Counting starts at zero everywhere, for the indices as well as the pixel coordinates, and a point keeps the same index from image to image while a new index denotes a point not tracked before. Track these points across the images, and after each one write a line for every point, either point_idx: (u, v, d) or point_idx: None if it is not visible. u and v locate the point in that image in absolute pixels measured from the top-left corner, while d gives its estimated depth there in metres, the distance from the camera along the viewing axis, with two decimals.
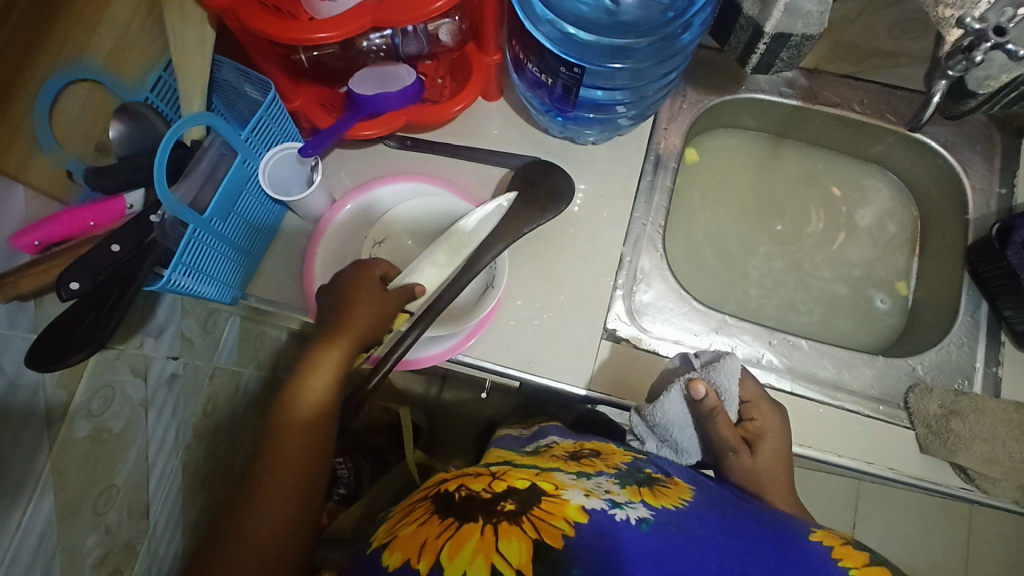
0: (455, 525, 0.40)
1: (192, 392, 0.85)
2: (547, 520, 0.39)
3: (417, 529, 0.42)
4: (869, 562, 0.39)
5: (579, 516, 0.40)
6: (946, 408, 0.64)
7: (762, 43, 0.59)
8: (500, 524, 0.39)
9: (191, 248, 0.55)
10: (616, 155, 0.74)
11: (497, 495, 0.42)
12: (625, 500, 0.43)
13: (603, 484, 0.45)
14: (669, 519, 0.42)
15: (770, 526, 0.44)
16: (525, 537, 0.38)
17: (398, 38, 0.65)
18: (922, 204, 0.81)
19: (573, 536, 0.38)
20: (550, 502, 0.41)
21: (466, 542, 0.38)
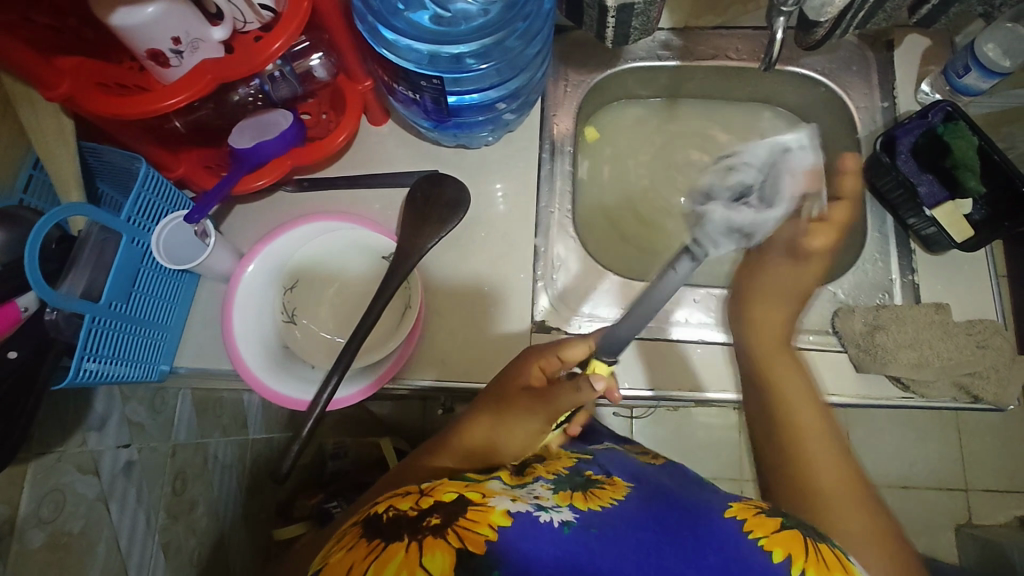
0: (381, 546, 0.37)
1: (156, 474, 0.84)
2: (472, 528, 0.37)
3: (345, 554, 0.38)
4: (781, 528, 0.40)
5: (503, 520, 0.38)
6: (870, 324, 0.66)
7: (610, 16, 0.61)
8: (425, 540, 0.36)
9: (93, 337, 0.55)
10: (511, 152, 0.74)
11: (424, 510, 0.39)
12: (552, 504, 0.42)
13: (535, 490, 0.44)
14: (591, 521, 0.40)
15: (692, 506, 0.44)
16: (448, 546, 0.36)
17: (266, 85, 0.66)
18: (819, 133, 0.83)
19: (497, 539, 0.36)
20: (476, 510, 0.39)
21: (391, 561, 0.35)
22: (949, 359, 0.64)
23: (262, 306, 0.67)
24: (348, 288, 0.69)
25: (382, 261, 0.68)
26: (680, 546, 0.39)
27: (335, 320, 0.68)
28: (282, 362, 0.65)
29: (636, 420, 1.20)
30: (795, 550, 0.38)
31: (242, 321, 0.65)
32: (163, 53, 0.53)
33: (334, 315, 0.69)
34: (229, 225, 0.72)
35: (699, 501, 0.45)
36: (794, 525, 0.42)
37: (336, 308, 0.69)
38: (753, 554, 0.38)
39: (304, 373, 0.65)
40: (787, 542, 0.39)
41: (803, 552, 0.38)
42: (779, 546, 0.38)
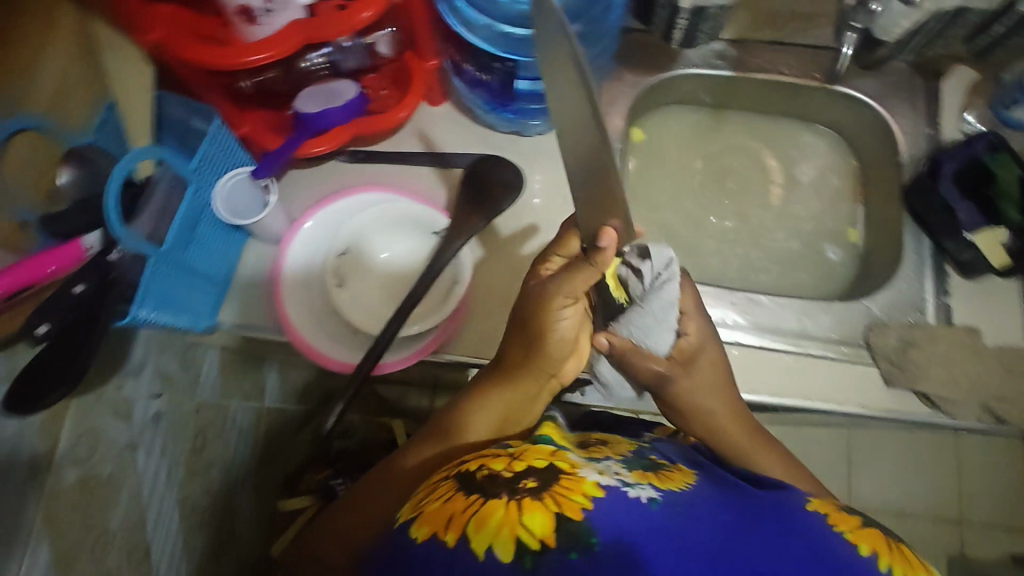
0: (478, 501, 0.40)
1: (180, 428, 0.85)
2: (568, 495, 0.39)
3: (442, 504, 0.41)
4: (862, 525, 0.42)
5: (596, 492, 0.40)
6: (903, 341, 0.67)
7: (682, 19, 0.63)
8: (523, 500, 0.39)
9: (154, 279, 0.56)
10: (564, 143, 0.76)
11: (518, 473, 0.42)
12: (636, 480, 0.44)
13: (613, 466, 0.46)
14: (676, 499, 0.42)
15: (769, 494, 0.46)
16: (547, 509, 0.38)
17: (335, 55, 0.67)
18: (860, 154, 0.85)
19: (592, 508, 0.39)
20: (567, 479, 0.41)
21: (492, 515, 0.39)
22: (976, 380, 0.66)
23: (312, 273, 0.68)
24: (394, 260, 0.70)
25: (431, 236, 0.69)
26: (766, 527, 0.41)
27: (382, 290, 0.69)
28: (330, 330, 0.66)
29: None
30: (878, 546, 0.40)
31: (292, 284, 0.67)
32: (252, 10, 0.54)
33: (381, 286, 0.69)
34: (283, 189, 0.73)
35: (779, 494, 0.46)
36: (874, 523, 0.43)
37: (383, 279, 0.69)
38: (840, 547, 0.40)
39: (350, 340, 0.66)
40: (870, 538, 0.41)
41: (888, 552, 0.40)
42: (865, 542, 0.40)
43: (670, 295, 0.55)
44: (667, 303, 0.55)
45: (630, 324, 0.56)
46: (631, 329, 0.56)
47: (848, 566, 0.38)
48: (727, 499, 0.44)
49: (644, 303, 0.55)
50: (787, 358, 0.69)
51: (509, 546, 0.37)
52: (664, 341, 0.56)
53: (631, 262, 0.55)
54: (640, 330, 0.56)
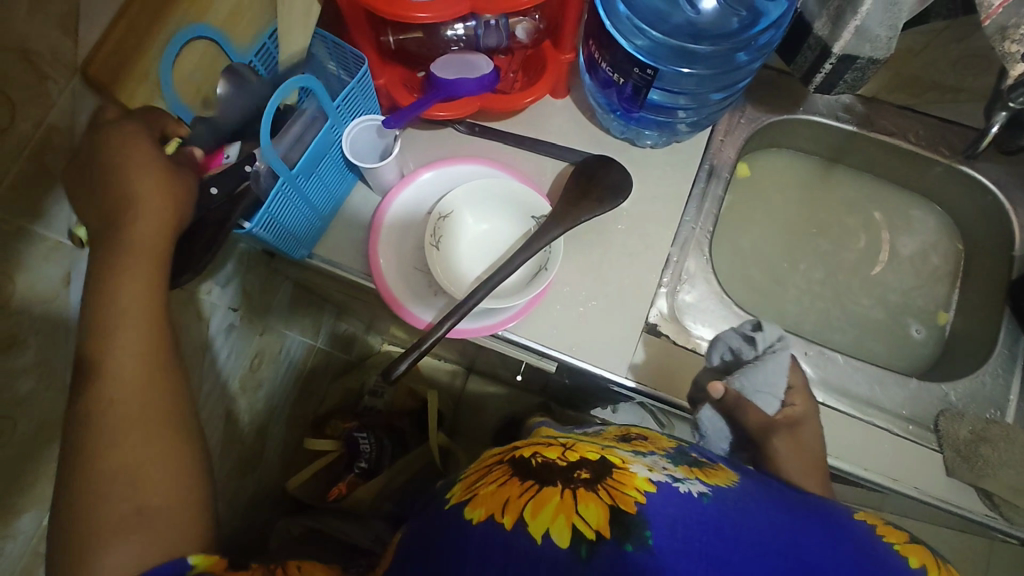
0: (535, 487, 0.42)
1: (243, 344, 0.89)
2: (620, 489, 0.41)
3: (497, 488, 0.43)
4: (911, 539, 0.41)
5: (647, 486, 0.41)
6: (977, 434, 0.65)
7: (828, 63, 0.63)
8: (578, 490, 0.41)
9: (277, 199, 0.60)
10: (672, 161, 0.77)
11: (572, 463, 0.44)
12: (683, 476, 0.44)
13: (659, 461, 0.46)
14: (725, 494, 0.42)
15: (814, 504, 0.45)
16: (601, 502, 0.40)
17: (480, 30, 0.70)
18: (968, 239, 0.82)
19: (646, 503, 0.40)
20: (620, 473, 0.43)
21: (548, 502, 0.40)
22: None
23: (408, 230, 0.72)
24: (490, 234, 0.72)
25: (530, 220, 0.70)
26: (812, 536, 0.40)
27: (470, 259, 0.72)
28: (412, 284, 0.69)
29: None
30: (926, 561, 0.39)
31: (389, 233, 0.71)
32: None
33: (472, 255, 0.72)
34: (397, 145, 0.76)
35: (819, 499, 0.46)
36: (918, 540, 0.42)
37: (474, 249, 0.72)
38: (887, 556, 0.39)
39: (427, 298, 0.69)
40: (917, 553, 0.40)
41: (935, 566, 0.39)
42: (914, 556, 0.39)
43: (783, 358, 0.58)
44: (779, 367, 0.58)
45: (747, 376, 0.58)
46: (745, 380, 0.58)
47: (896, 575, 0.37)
48: (772, 498, 0.44)
49: (761, 361, 0.59)
50: (849, 422, 0.68)
51: (564, 531, 0.39)
52: (772, 404, 0.57)
53: (742, 333, 0.62)
54: (754, 384, 0.57)
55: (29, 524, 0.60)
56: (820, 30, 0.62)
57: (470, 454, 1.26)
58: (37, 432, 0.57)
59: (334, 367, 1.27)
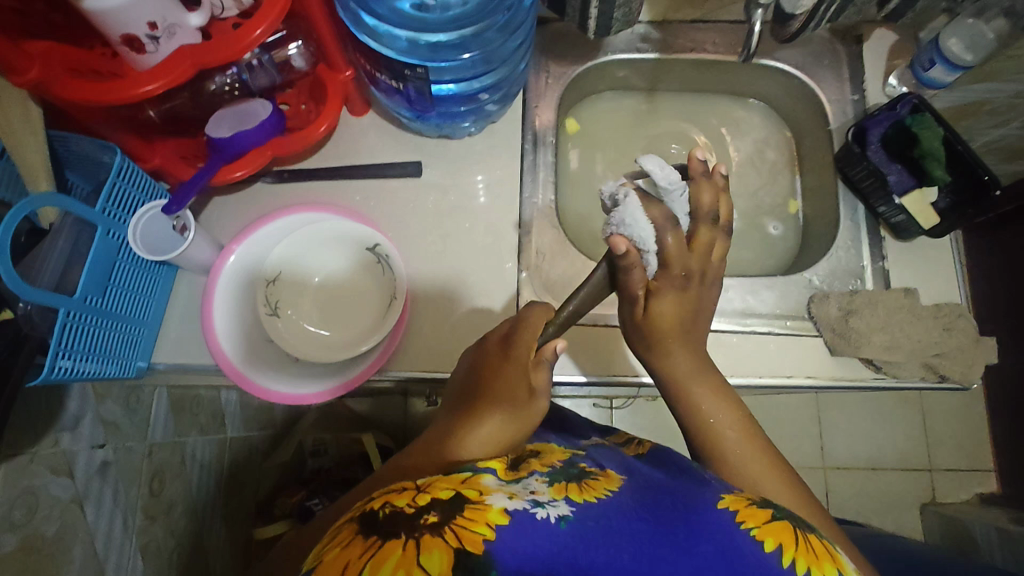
0: (377, 544, 0.36)
1: (131, 474, 0.82)
2: (469, 527, 0.36)
3: (339, 555, 0.37)
4: (770, 519, 0.41)
5: (501, 519, 0.37)
6: (845, 309, 0.68)
7: (594, 6, 0.63)
8: (423, 539, 0.35)
9: (67, 331, 0.53)
10: (494, 143, 0.75)
11: (420, 507, 0.38)
12: (548, 498, 0.41)
13: (531, 484, 0.43)
14: (587, 512, 0.40)
15: (682, 496, 0.44)
16: (445, 545, 0.35)
17: (244, 74, 0.65)
18: (793, 125, 0.85)
19: (495, 539, 0.36)
20: (472, 508, 0.38)
21: (387, 560, 0.35)
22: (918, 341, 0.67)
23: (243, 304, 0.66)
24: (332, 280, 0.68)
25: (365, 252, 0.67)
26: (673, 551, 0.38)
27: (320, 313, 0.67)
28: (264, 357, 0.65)
29: (617, 409, 1.23)
30: (786, 541, 0.39)
31: (223, 317, 0.65)
32: (137, 39, 0.51)
33: (320, 308, 0.67)
34: (206, 218, 0.70)
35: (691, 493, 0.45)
36: (783, 515, 0.42)
37: (319, 301, 0.67)
38: (746, 545, 0.38)
39: (291, 369, 0.64)
40: (777, 532, 0.39)
41: (793, 542, 0.39)
42: (770, 537, 0.39)
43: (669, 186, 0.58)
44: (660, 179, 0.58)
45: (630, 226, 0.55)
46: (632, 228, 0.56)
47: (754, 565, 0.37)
48: (642, 505, 0.42)
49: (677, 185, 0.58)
50: (733, 338, 0.69)
51: None
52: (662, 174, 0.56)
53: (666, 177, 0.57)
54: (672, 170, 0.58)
55: None
56: None
57: None
58: None
59: (260, 448, 1.20)
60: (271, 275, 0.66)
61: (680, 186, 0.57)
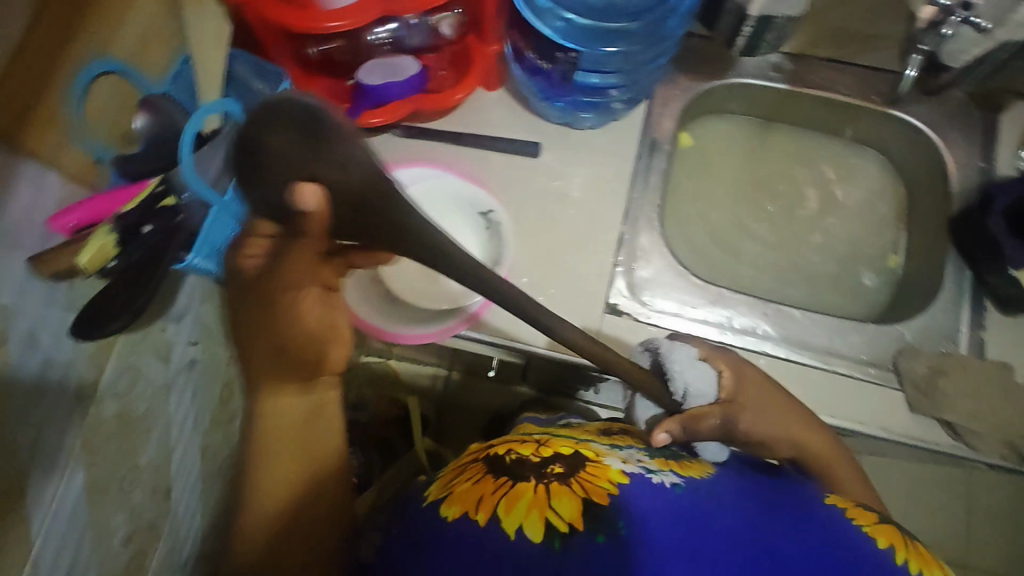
0: (509, 484, 0.49)
1: (211, 378, 0.88)
2: (593, 481, 0.48)
3: (472, 486, 0.50)
4: (877, 520, 0.48)
5: (620, 479, 0.49)
6: (934, 368, 0.68)
7: (747, 26, 0.65)
8: (551, 486, 0.48)
9: (213, 230, 0.59)
10: (613, 139, 0.77)
11: (546, 460, 0.51)
12: (657, 468, 0.52)
13: (636, 455, 0.55)
14: (697, 486, 0.51)
15: (787, 491, 0.53)
16: (574, 494, 0.47)
17: (403, 30, 0.69)
18: (907, 181, 0.85)
19: (618, 493, 0.47)
20: (594, 467, 0.51)
21: (521, 497, 0.47)
22: (1004, 417, 0.66)
23: None
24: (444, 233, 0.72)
25: (481, 215, 0.71)
26: (788, 522, 0.47)
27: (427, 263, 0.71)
28: (369, 295, 0.70)
29: None
30: (895, 541, 0.46)
31: None
32: None
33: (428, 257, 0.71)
34: None
35: (798, 489, 0.53)
36: (890, 521, 0.49)
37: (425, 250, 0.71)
38: (852, 533, 0.46)
39: (391, 308, 0.69)
40: (887, 533, 0.47)
41: (900, 540, 0.46)
42: (881, 535, 0.46)
43: (687, 365, 0.60)
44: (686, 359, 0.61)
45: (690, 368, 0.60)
46: (689, 395, 0.60)
47: (861, 550, 0.45)
48: (747, 491, 0.52)
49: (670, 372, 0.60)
50: (813, 374, 0.69)
51: (539, 524, 0.45)
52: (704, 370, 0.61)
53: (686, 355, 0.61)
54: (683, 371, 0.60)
55: None
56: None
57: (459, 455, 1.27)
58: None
59: None
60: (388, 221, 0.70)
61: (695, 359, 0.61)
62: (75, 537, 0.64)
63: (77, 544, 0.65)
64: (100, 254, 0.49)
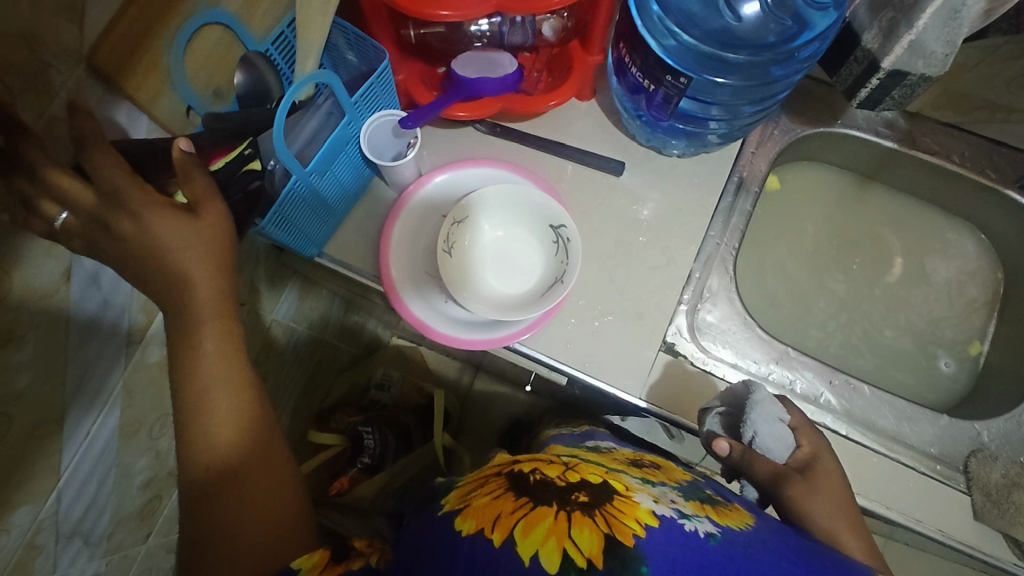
0: (529, 506, 0.46)
1: (251, 338, 0.89)
2: (620, 518, 0.44)
3: (490, 503, 0.48)
4: None
5: (649, 520, 0.45)
6: (1009, 479, 0.62)
7: (876, 77, 0.61)
8: (574, 514, 0.44)
9: (289, 199, 0.58)
10: (699, 172, 0.74)
11: (571, 486, 0.48)
12: (692, 512, 0.48)
13: (670, 495, 0.51)
14: (735, 537, 0.46)
15: (834, 563, 0.46)
16: (597, 528, 0.43)
17: (505, 27, 0.66)
18: (1009, 268, 0.78)
19: (644, 535, 0.43)
20: (622, 501, 0.47)
21: (539, 523, 0.44)
22: None
23: (422, 232, 0.70)
24: (509, 240, 0.69)
25: (549, 228, 0.67)
26: None
27: (488, 266, 0.69)
28: (422, 288, 0.68)
29: None
30: None
31: (401, 232, 0.69)
32: None
33: (489, 261, 0.69)
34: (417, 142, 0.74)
35: (844, 562, 0.47)
36: None
37: (488, 254, 0.69)
38: None
39: (443, 306, 0.67)
40: None
41: None
42: None
43: (771, 423, 0.58)
44: (771, 416, 0.58)
45: (763, 428, 0.57)
46: (757, 442, 0.57)
47: None
48: (787, 551, 0.46)
49: (747, 418, 0.57)
50: (874, 458, 0.64)
51: (554, 553, 0.41)
52: (784, 432, 0.58)
53: (773, 416, 0.58)
54: (760, 425, 0.57)
55: (24, 517, 0.57)
56: (868, 43, 0.60)
57: (472, 455, 1.25)
58: (36, 428, 0.54)
59: (341, 362, 1.26)
60: (454, 217, 0.67)
61: (777, 420, 0.58)
62: (98, 474, 0.65)
63: (99, 480, 0.66)
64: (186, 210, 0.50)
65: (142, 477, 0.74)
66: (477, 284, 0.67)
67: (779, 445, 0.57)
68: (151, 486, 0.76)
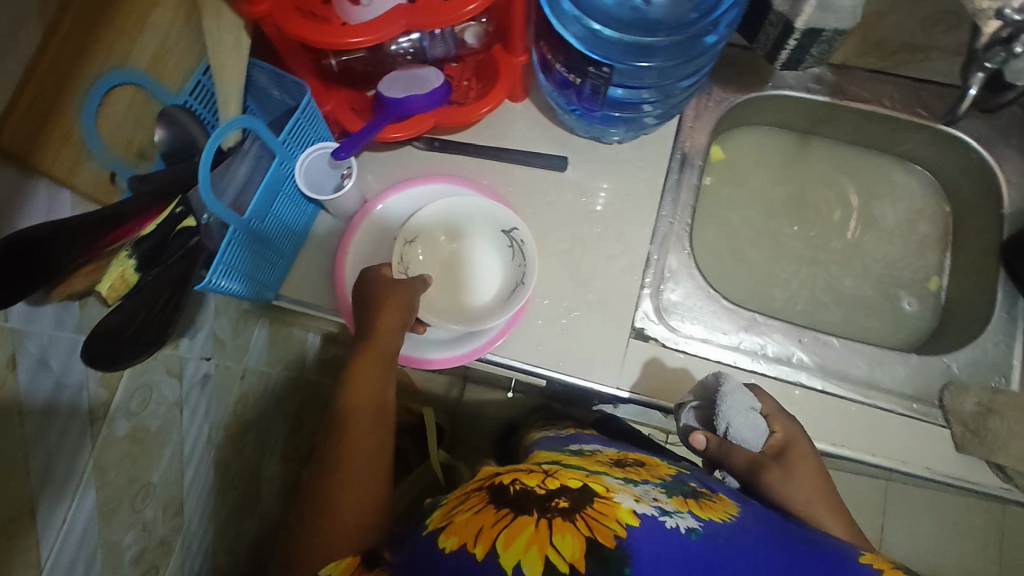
0: (511, 517, 0.45)
1: (224, 391, 0.87)
2: (600, 520, 0.44)
3: (472, 517, 0.47)
4: None
5: (631, 520, 0.44)
6: (983, 406, 0.63)
7: (793, 38, 0.62)
8: (555, 520, 0.44)
9: (231, 249, 0.57)
10: (641, 155, 0.74)
11: (551, 491, 0.47)
12: (674, 509, 0.48)
13: (652, 493, 0.51)
14: (717, 531, 0.46)
15: (818, 549, 0.47)
16: (578, 533, 0.43)
17: (425, 41, 0.66)
18: (954, 201, 0.80)
19: (625, 536, 0.43)
20: (602, 504, 0.46)
21: (520, 534, 0.43)
22: None
23: (374, 257, 0.70)
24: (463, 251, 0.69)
25: (501, 232, 0.67)
26: None
27: (446, 280, 0.68)
28: None
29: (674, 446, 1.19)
30: None
31: (355, 262, 0.68)
32: None
33: (446, 275, 0.68)
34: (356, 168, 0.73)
35: (825, 544, 0.47)
36: None
37: (444, 269, 0.69)
38: None
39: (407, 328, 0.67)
40: None
41: None
42: None
43: (743, 413, 0.58)
44: (743, 407, 0.58)
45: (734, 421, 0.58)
46: (731, 433, 0.58)
47: None
48: (771, 542, 0.46)
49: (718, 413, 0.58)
50: (853, 408, 0.65)
51: (538, 563, 0.41)
52: (759, 420, 0.58)
53: (746, 406, 0.58)
54: (732, 418, 0.58)
55: None
56: (779, 6, 0.61)
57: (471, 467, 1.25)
58: (7, 526, 0.52)
59: None
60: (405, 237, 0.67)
61: (750, 408, 0.58)
62: (84, 557, 0.63)
63: (87, 563, 0.64)
64: (121, 283, 0.49)
65: (132, 552, 0.72)
66: (438, 300, 0.67)
67: (753, 433, 0.59)
68: (144, 559, 0.74)
